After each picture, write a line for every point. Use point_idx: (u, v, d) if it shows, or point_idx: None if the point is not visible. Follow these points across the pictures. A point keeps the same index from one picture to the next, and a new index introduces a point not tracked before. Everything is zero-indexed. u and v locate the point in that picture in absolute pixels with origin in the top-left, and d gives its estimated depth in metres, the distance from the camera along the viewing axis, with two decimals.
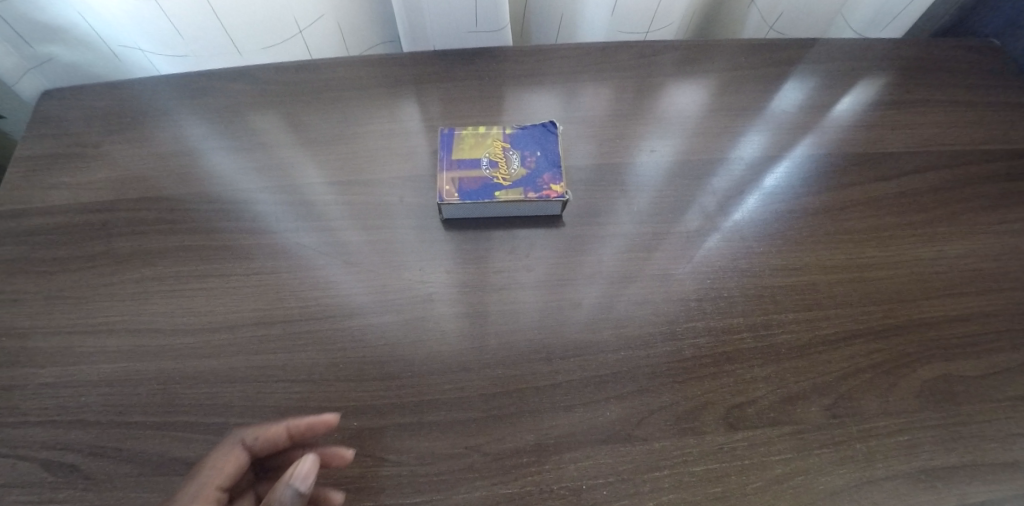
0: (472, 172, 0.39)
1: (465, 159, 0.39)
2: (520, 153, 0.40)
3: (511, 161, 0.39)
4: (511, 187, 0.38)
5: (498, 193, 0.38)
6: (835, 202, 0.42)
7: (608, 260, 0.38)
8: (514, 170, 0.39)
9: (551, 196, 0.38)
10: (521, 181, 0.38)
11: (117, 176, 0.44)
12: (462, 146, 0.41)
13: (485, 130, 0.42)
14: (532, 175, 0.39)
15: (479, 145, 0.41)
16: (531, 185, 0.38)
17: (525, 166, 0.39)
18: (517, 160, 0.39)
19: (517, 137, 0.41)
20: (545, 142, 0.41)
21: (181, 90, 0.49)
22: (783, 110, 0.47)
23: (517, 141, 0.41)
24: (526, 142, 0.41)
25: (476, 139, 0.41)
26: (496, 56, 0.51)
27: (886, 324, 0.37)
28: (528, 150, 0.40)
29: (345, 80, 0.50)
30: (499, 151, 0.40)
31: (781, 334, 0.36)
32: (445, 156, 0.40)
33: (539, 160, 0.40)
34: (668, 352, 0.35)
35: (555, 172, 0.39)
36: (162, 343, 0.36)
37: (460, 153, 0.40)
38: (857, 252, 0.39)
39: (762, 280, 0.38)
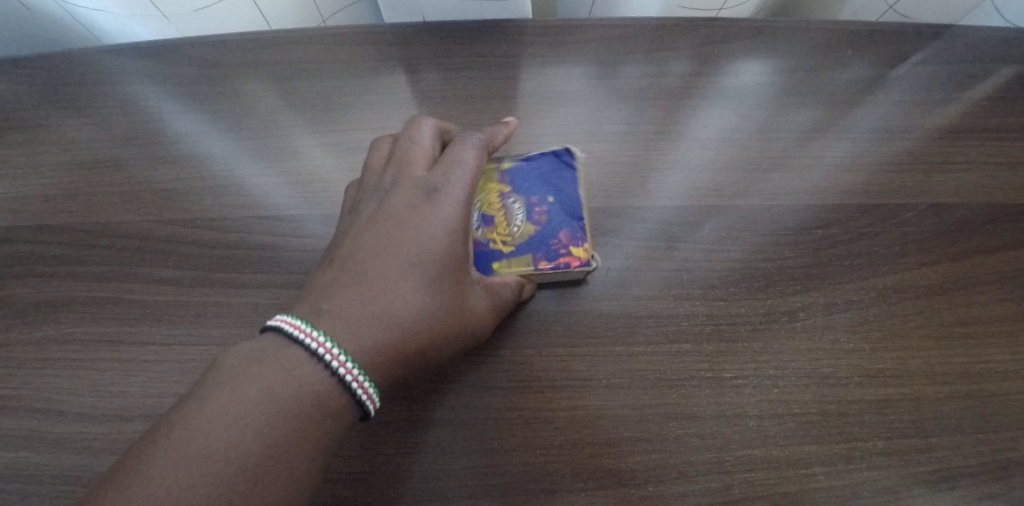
0: None
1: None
2: (522, 200, 0.30)
3: (511, 215, 0.29)
4: (514, 256, 0.28)
5: (496, 265, 0.28)
6: (959, 276, 0.31)
7: (649, 358, 0.28)
8: (516, 229, 0.29)
9: (572, 264, 0.28)
10: (526, 244, 0.29)
11: (14, 191, 0.34)
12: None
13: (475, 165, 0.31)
14: (542, 233, 0.29)
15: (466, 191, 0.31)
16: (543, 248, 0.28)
17: (533, 221, 0.29)
18: (520, 213, 0.30)
19: (518, 175, 0.31)
20: (562, 178, 0.31)
21: (97, 67, 0.38)
22: (896, 132, 0.35)
23: (519, 179, 0.31)
24: (532, 182, 0.31)
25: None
26: (507, 34, 0.38)
27: (1006, 461, 0.27)
28: (534, 195, 0.30)
29: (308, 61, 0.38)
30: (495, 199, 0.30)
31: (866, 469, 0.27)
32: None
33: (551, 209, 0.30)
34: (712, 491, 0.26)
35: (575, 228, 0.29)
36: (62, 432, 0.28)
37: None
38: (978, 353, 0.29)
39: (846, 390, 0.28)
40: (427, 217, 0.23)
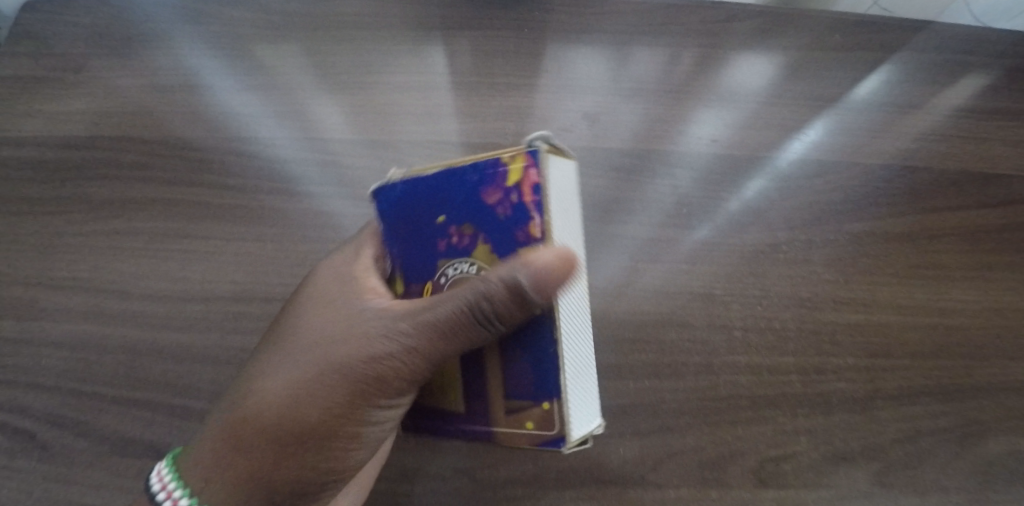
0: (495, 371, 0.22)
1: (465, 380, 0.23)
2: (440, 256, 0.22)
3: (457, 278, 0.22)
4: None
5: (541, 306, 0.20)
6: (927, 227, 0.35)
7: (649, 276, 0.33)
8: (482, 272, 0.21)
9: (536, 177, 0.19)
10: (505, 259, 0.20)
11: (94, 108, 0.38)
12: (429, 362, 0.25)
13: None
14: (490, 228, 0.20)
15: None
16: (513, 228, 0.20)
17: (469, 245, 0.21)
18: (454, 264, 0.22)
19: (421, 270, 0.24)
20: (406, 211, 0.23)
21: (167, 8, 0.42)
22: (875, 107, 0.39)
23: (421, 269, 0.24)
24: (417, 241, 0.23)
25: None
26: (536, 5, 0.42)
27: (961, 384, 0.31)
28: (436, 243, 0.22)
29: (358, 17, 0.42)
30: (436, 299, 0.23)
31: (836, 381, 0.30)
32: (452, 405, 0.24)
33: (450, 223, 0.21)
34: (700, 388, 0.30)
35: (482, 180, 0.20)
36: (128, 309, 0.32)
37: (450, 374, 0.24)
38: (941, 293, 0.33)
39: (823, 313, 0.32)
40: (312, 301, 0.26)
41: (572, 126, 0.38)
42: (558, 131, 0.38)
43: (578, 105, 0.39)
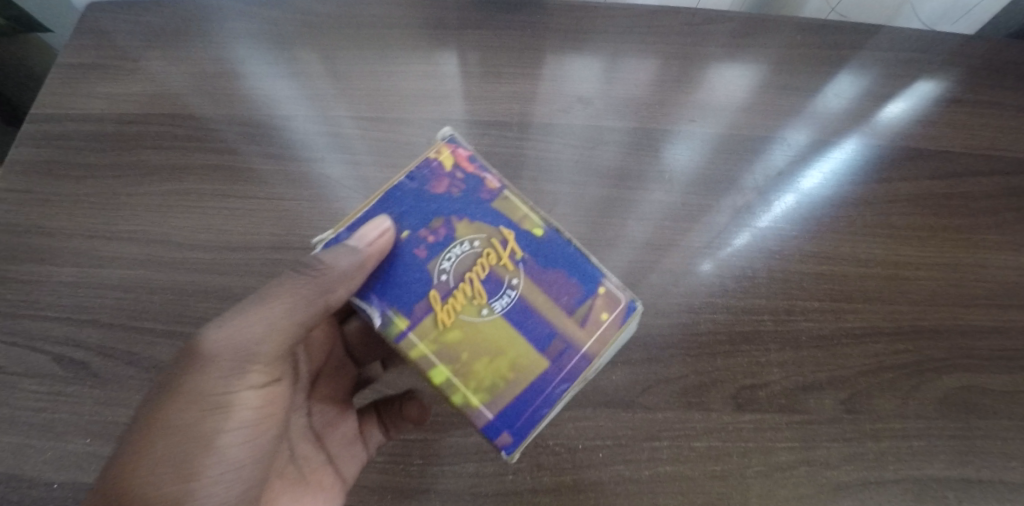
0: (547, 303, 0.26)
1: (531, 343, 0.25)
2: (432, 260, 0.26)
3: (460, 264, 0.26)
4: (506, 224, 0.27)
5: (537, 232, 0.28)
6: (880, 195, 0.40)
7: (634, 227, 0.39)
8: (475, 241, 0.27)
9: (458, 154, 0.28)
10: (486, 218, 0.27)
11: (151, 91, 0.44)
12: (481, 356, 0.25)
13: (437, 360, 0.25)
14: (455, 201, 0.27)
15: (458, 331, 0.25)
16: (474, 190, 0.28)
17: (450, 230, 0.27)
18: (448, 254, 0.26)
19: (417, 289, 0.26)
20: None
21: (216, 8, 0.48)
22: (835, 95, 0.45)
23: (412, 293, 0.26)
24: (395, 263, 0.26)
25: (461, 353, 0.25)
26: (539, 10, 0.49)
27: (917, 326, 0.35)
28: (415, 253, 0.26)
29: (382, 18, 0.48)
30: (452, 298, 0.26)
31: (804, 321, 0.34)
32: (535, 373, 0.25)
33: (419, 225, 0.27)
34: (683, 324, 0.34)
35: (422, 180, 0.27)
36: (179, 256, 0.37)
37: (514, 348, 0.25)
38: (894, 249, 0.38)
39: (791, 264, 0.37)
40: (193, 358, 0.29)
41: (570, 107, 0.45)
42: (557, 111, 0.44)
43: (576, 90, 0.45)
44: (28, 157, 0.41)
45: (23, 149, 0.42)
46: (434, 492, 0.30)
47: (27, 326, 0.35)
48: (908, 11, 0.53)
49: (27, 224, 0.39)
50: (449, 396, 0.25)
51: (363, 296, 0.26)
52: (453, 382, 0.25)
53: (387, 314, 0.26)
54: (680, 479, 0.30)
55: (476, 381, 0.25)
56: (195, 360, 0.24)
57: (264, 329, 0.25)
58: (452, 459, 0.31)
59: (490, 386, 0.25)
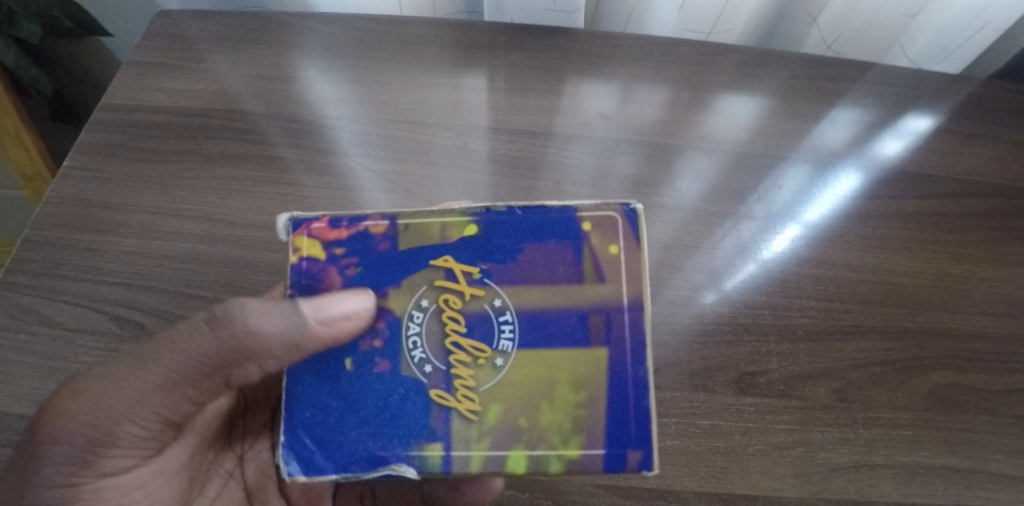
0: (561, 301, 0.24)
1: (570, 344, 0.24)
2: (403, 361, 0.24)
3: (428, 339, 0.24)
4: (432, 251, 0.25)
5: (469, 228, 0.25)
6: (871, 211, 0.44)
7: (653, 228, 0.43)
8: (423, 300, 0.25)
9: (316, 235, 0.25)
10: (406, 256, 0.25)
11: (213, 88, 0.49)
12: (539, 407, 0.24)
13: (503, 450, 0.23)
14: (362, 277, 0.25)
15: (491, 406, 0.24)
16: (369, 248, 0.25)
17: (388, 312, 0.25)
18: (410, 336, 0.24)
19: (415, 415, 0.24)
20: (334, 412, 0.24)
21: (277, 22, 0.54)
22: (833, 122, 0.50)
23: (414, 415, 0.24)
24: (378, 402, 0.24)
25: (516, 418, 0.24)
26: (565, 36, 0.54)
27: (905, 327, 0.38)
28: (382, 366, 0.24)
29: (424, 36, 0.54)
30: (454, 374, 0.24)
31: (800, 317, 0.38)
32: (604, 366, 0.24)
33: (355, 346, 0.25)
34: (690, 315, 0.38)
35: (315, 281, 0.26)
36: (232, 233, 0.41)
37: (561, 368, 0.24)
38: (883, 259, 0.41)
39: (790, 267, 0.41)
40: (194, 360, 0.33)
41: (592, 122, 0.49)
42: (579, 124, 0.49)
43: (597, 107, 0.50)
44: (98, 140, 0.46)
45: (94, 133, 0.46)
46: None
47: (85, 287, 0.38)
48: (896, 52, 0.59)
49: (95, 199, 0.43)
50: (547, 468, 0.23)
51: (371, 466, 0.23)
52: (535, 452, 0.23)
53: (413, 456, 0.23)
54: (686, 453, 0.32)
55: (557, 433, 0.23)
56: (44, 431, 0.25)
57: (134, 402, 0.25)
58: None
59: (575, 420, 0.23)
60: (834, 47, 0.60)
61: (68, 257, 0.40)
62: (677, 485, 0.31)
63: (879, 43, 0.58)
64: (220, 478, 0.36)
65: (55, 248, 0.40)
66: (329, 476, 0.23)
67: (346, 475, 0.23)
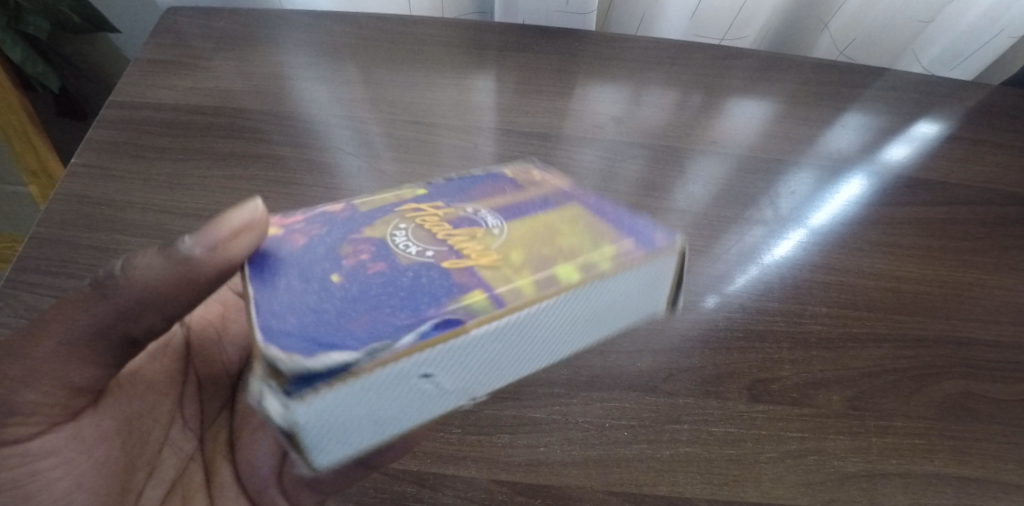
0: (517, 195, 0.25)
1: (547, 209, 0.23)
2: (396, 257, 0.18)
3: (421, 238, 0.19)
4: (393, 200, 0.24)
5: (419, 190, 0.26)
6: (883, 218, 0.44)
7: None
8: (404, 226, 0.21)
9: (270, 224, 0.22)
10: (374, 211, 0.23)
11: (221, 87, 0.49)
12: (552, 236, 0.20)
13: (548, 268, 0.17)
14: (327, 227, 0.21)
15: (511, 252, 0.19)
16: (329, 216, 0.22)
17: (368, 234, 0.20)
18: (400, 242, 0.19)
19: (438, 279, 0.16)
20: (326, 303, 0.15)
21: (286, 22, 0.54)
22: (844, 127, 0.49)
23: (432, 274, 0.16)
24: (377, 282, 0.16)
25: (542, 249, 0.19)
26: (576, 38, 0.54)
27: (917, 335, 0.38)
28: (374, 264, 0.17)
29: (432, 37, 0.54)
30: (461, 247, 0.19)
31: (812, 324, 0.38)
32: (580, 208, 0.23)
33: (324, 262, 0.17)
34: (703, 321, 0.38)
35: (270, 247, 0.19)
36: None
37: (551, 218, 0.22)
38: (896, 265, 0.41)
39: (802, 273, 0.41)
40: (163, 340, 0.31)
41: (604, 125, 0.49)
42: (590, 127, 0.49)
43: (608, 110, 0.50)
44: (108, 137, 0.46)
45: (103, 131, 0.46)
46: (470, 460, 0.32)
47: (85, 284, 0.37)
48: (909, 57, 0.58)
49: (105, 197, 0.42)
50: (603, 267, 0.18)
51: (401, 329, 0.13)
52: (581, 260, 0.18)
53: (451, 307, 0.14)
54: (699, 460, 0.32)
55: (585, 243, 0.19)
56: None
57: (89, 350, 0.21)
58: (491, 431, 0.33)
59: (590, 234, 0.20)
60: (845, 53, 0.60)
61: (73, 255, 0.39)
62: (690, 493, 0.31)
63: (892, 51, 0.58)
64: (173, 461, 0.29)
65: (62, 247, 0.39)
66: (332, 356, 0.12)
67: (367, 354, 0.12)
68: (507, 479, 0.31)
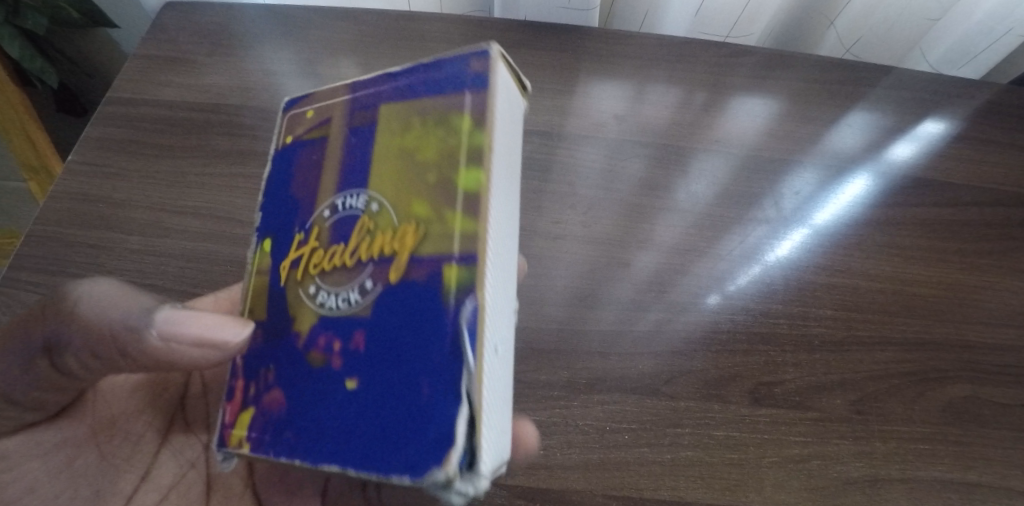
0: (353, 215, 0.23)
1: (390, 197, 0.22)
2: (343, 315, 0.21)
3: (341, 283, 0.22)
4: (302, 316, 0.23)
5: (290, 274, 0.24)
6: (890, 219, 0.43)
7: (662, 232, 0.42)
8: (341, 302, 0.21)
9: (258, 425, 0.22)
10: (311, 329, 0.22)
11: (219, 84, 0.48)
12: (409, 200, 0.22)
13: (454, 202, 0.20)
14: (298, 383, 0.21)
15: (404, 236, 0.21)
16: (289, 372, 0.22)
17: (333, 363, 0.20)
18: (337, 303, 0.22)
19: (422, 328, 0.18)
20: (377, 423, 0.18)
21: (285, 18, 0.53)
22: (849, 125, 0.49)
23: (420, 337, 0.18)
24: (389, 367, 0.18)
25: (440, 213, 0.20)
26: (579, 36, 0.54)
27: (922, 338, 0.37)
28: (372, 379, 0.19)
29: (433, 33, 0.53)
30: (379, 253, 0.21)
31: (816, 327, 0.38)
32: (399, 151, 0.23)
33: (337, 389, 0.20)
34: (706, 323, 0.38)
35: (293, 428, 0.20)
36: (238, 231, 0.40)
37: (395, 186, 0.22)
38: (902, 268, 0.41)
39: (806, 275, 0.40)
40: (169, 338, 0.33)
41: (605, 123, 0.48)
42: (591, 125, 0.48)
43: (610, 109, 0.49)
44: (105, 134, 0.45)
45: (100, 128, 0.46)
46: None
47: (82, 283, 0.37)
48: (916, 55, 0.58)
49: (102, 195, 0.42)
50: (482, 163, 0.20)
51: (453, 347, 0.17)
52: (464, 193, 0.20)
53: (455, 296, 0.18)
54: (700, 464, 0.32)
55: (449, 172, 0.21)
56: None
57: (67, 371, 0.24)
58: None
59: (438, 173, 0.21)
60: (851, 51, 0.59)
61: (69, 253, 0.39)
62: (691, 497, 0.30)
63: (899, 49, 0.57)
64: (172, 467, 0.32)
65: (58, 246, 0.39)
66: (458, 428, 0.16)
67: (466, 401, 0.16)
68: (505, 482, 0.31)
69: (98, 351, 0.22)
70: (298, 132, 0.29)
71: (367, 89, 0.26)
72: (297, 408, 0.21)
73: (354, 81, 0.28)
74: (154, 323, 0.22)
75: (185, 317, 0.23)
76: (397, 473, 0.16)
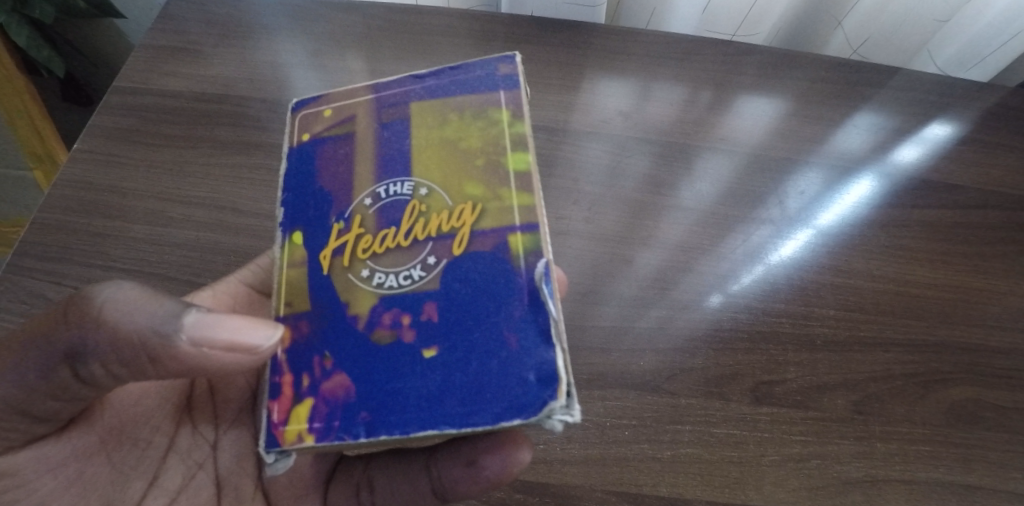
0: (397, 199, 0.25)
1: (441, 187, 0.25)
2: (407, 292, 0.22)
3: (399, 262, 0.23)
4: (354, 300, 0.23)
5: (330, 259, 0.25)
6: (895, 220, 0.43)
7: (667, 230, 0.42)
8: (405, 279, 0.23)
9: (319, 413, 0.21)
10: (371, 311, 0.23)
11: (225, 75, 0.48)
12: (462, 184, 0.25)
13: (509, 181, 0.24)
14: (361, 363, 0.21)
15: (464, 215, 0.23)
16: (352, 351, 0.22)
17: (404, 336, 0.21)
18: (400, 280, 0.23)
19: (497, 294, 0.21)
20: (469, 377, 0.19)
21: (293, 10, 0.53)
22: (856, 125, 0.48)
23: (498, 299, 0.21)
24: (468, 329, 0.21)
25: (498, 193, 0.24)
26: (586, 32, 0.53)
27: (926, 340, 0.37)
28: (452, 342, 0.21)
29: (439, 26, 0.53)
30: (438, 231, 0.23)
31: (819, 326, 0.38)
32: (442, 141, 0.26)
33: (413, 361, 0.21)
34: (708, 321, 0.37)
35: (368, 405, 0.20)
36: (241, 221, 0.40)
37: (446, 174, 0.25)
38: (907, 270, 0.40)
39: (810, 274, 0.40)
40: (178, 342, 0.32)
41: (611, 120, 0.48)
42: (598, 121, 0.48)
43: (617, 106, 0.49)
44: (111, 123, 0.45)
45: (106, 116, 0.46)
46: None
47: (85, 271, 0.37)
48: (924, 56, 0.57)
49: (107, 183, 0.42)
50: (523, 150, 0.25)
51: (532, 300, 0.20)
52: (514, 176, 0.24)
53: (527, 263, 0.22)
54: (700, 462, 0.32)
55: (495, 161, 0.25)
56: None
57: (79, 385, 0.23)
58: None
59: (483, 160, 0.25)
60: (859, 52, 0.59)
61: (73, 241, 0.39)
62: (689, 494, 0.31)
63: (907, 50, 0.57)
64: (183, 469, 0.30)
65: (63, 233, 0.39)
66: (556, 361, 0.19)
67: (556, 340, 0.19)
68: None
69: (117, 356, 0.21)
70: (314, 130, 0.29)
71: (392, 90, 0.29)
72: (365, 385, 0.21)
73: (374, 83, 0.30)
74: (184, 329, 0.21)
75: (212, 321, 0.22)
76: (503, 414, 0.18)
